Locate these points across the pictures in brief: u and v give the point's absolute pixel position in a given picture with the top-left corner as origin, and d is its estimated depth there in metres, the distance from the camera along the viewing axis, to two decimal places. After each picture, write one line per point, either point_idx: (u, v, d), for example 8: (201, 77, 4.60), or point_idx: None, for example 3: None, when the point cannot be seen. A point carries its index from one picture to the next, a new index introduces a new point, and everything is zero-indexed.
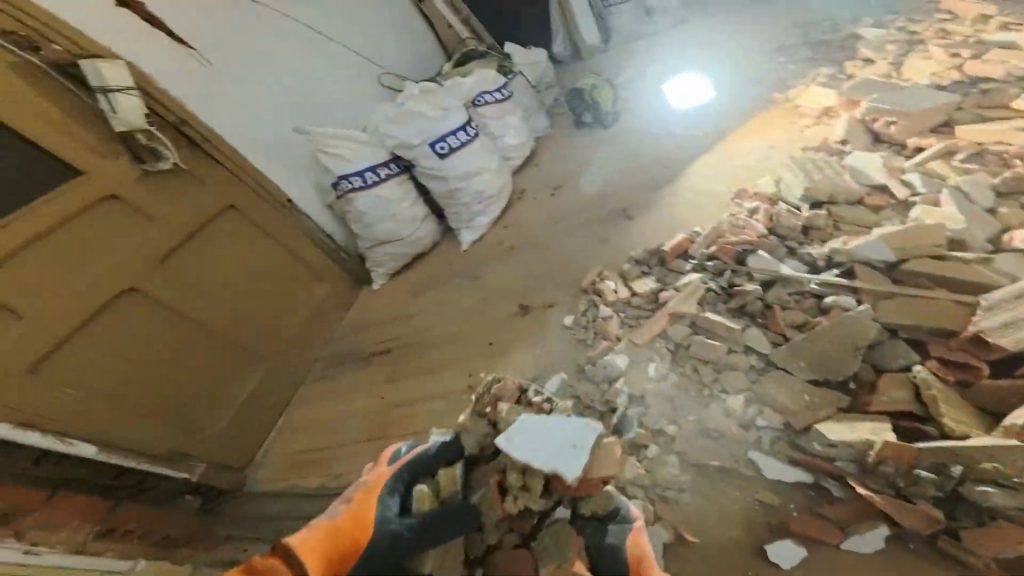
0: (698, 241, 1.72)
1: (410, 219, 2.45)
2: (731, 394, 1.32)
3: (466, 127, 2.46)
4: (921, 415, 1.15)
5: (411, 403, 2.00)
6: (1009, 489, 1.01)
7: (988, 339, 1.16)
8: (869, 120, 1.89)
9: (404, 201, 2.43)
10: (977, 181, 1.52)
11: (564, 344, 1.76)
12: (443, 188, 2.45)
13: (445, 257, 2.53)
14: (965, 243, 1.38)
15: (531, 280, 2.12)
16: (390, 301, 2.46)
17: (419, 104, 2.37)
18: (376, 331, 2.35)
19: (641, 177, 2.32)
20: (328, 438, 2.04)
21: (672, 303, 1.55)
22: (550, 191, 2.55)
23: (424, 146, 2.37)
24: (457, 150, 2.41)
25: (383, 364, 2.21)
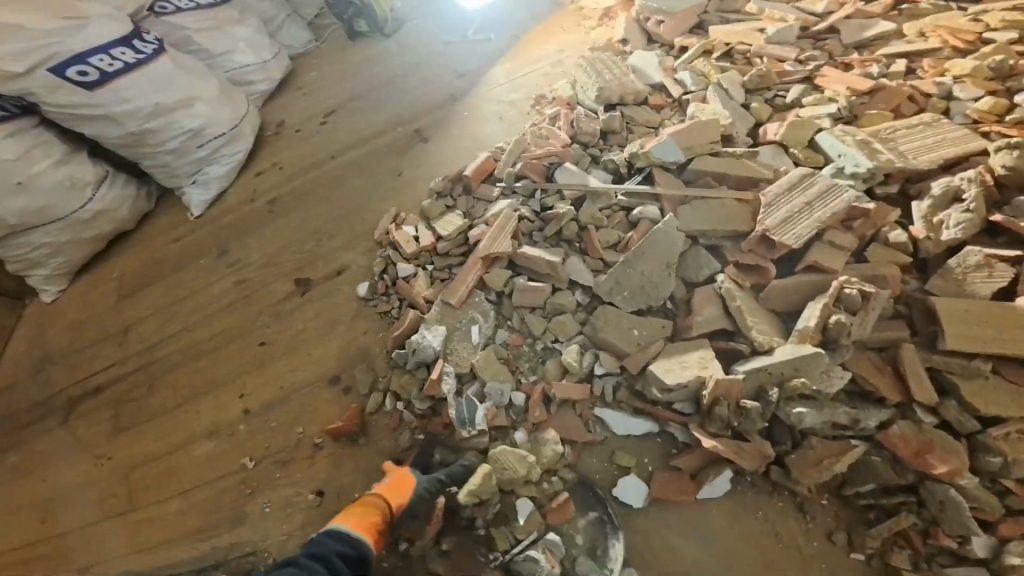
0: (501, 159, 1.42)
1: (70, 185, 1.47)
2: (566, 344, 1.12)
3: (132, 40, 1.46)
4: (733, 331, 1.06)
5: (154, 454, 1.33)
6: (810, 401, 0.94)
7: (774, 237, 1.09)
8: (643, 21, 1.81)
9: (38, 158, 1.42)
10: (732, 78, 1.52)
11: (366, 323, 1.33)
12: (121, 133, 1.50)
13: (166, 233, 1.66)
14: (732, 139, 1.40)
15: (307, 242, 1.52)
16: (85, 312, 1.57)
17: (8, 6, 1.29)
18: (73, 361, 1.50)
19: (437, 87, 1.86)
20: (33, 537, 1.28)
21: (483, 245, 1.24)
22: (322, 118, 1.86)
23: (42, 73, 1.35)
24: (120, 76, 1.44)
25: (94, 409, 1.42)
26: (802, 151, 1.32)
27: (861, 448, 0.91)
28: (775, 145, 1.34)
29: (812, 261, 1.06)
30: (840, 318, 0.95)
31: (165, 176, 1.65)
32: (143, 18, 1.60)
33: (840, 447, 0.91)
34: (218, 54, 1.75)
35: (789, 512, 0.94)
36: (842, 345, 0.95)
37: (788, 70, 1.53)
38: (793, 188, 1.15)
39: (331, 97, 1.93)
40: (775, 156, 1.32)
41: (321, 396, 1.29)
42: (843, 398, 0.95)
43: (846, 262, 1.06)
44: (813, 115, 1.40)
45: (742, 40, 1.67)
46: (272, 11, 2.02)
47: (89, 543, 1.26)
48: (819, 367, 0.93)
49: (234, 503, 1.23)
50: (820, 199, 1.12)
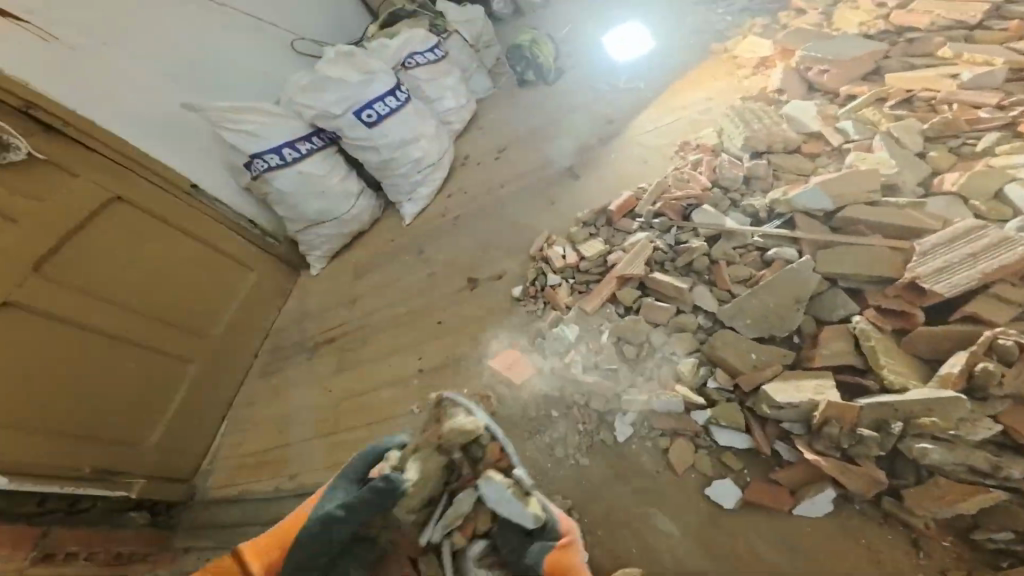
0: (643, 199, 1.67)
1: (345, 194, 2.23)
2: (681, 355, 1.29)
3: (395, 91, 2.19)
4: (862, 368, 1.09)
5: (360, 391, 1.89)
6: (945, 441, 0.95)
7: (925, 285, 1.09)
8: (804, 69, 1.85)
9: (333, 175, 2.19)
10: (908, 127, 1.49)
11: (515, 319, 1.69)
12: (378, 159, 2.22)
13: (388, 235, 2.35)
14: (897, 187, 1.37)
15: (480, 248, 2.00)
16: (332, 284, 2.29)
17: (338, 70, 2.09)
18: (321, 318, 2.19)
19: (594, 130, 2.22)
20: (273, 438, 1.91)
21: (620, 266, 1.50)
22: (494, 154, 2.40)
23: (348, 115, 2.11)
24: (386, 117, 2.16)
25: (331, 351, 2.07)
26: (986, 205, 1.25)
27: (1002, 496, 0.91)
28: (952, 196, 1.29)
29: (972, 311, 1.04)
30: (988, 365, 0.95)
31: (393, 193, 2.33)
32: (399, 71, 2.34)
33: (971, 489, 0.92)
34: (436, 100, 2.44)
35: (901, 552, 0.95)
36: (993, 395, 0.95)
37: (982, 117, 1.44)
38: (956, 240, 1.13)
39: (507, 139, 2.44)
40: (951, 208, 1.27)
41: (475, 366, 1.68)
42: (991, 447, 0.94)
43: (1013, 316, 1.03)
44: (1004, 164, 1.31)
45: (930, 87, 1.60)
46: (467, 61, 2.65)
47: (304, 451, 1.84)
48: (958, 412, 0.94)
49: (402, 435, 1.68)
50: (987, 251, 1.09)
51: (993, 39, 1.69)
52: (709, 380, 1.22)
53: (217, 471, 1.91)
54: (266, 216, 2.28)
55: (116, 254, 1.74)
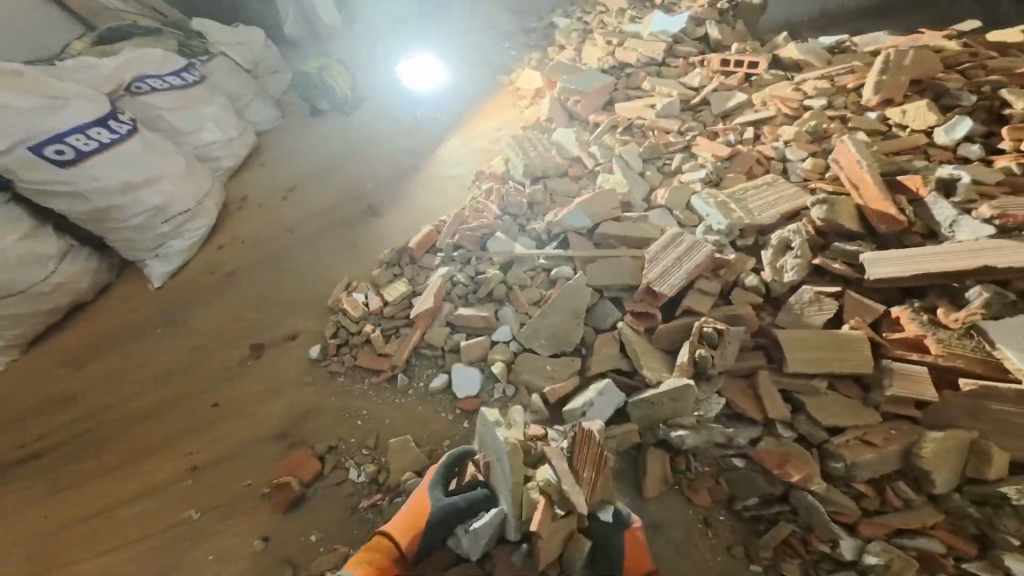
0: (442, 231, 1.62)
1: (35, 258, 1.58)
2: (500, 391, 1.29)
3: (107, 121, 1.64)
4: (630, 370, 1.26)
5: (94, 513, 1.34)
6: (694, 425, 1.14)
7: (655, 288, 1.33)
8: (565, 99, 2.16)
9: (7, 233, 1.53)
10: (632, 152, 1.85)
11: (315, 384, 1.45)
12: (89, 209, 1.63)
13: (127, 306, 1.75)
14: (631, 204, 1.69)
15: (267, 305, 1.65)
16: (36, 381, 1.61)
17: None
18: (13, 430, 1.51)
19: (394, 157, 2.14)
20: None
21: (418, 306, 1.42)
22: (281, 194, 2.02)
23: (21, 152, 1.51)
24: (92, 155, 1.59)
25: (38, 472, 1.43)
26: (684, 214, 1.61)
27: (743, 464, 1.12)
28: (663, 208, 1.64)
29: (687, 305, 1.31)
30: (702, 352, 1.19)
31: (129, 248, 1.76)
32: (119, 97, 1.80)
33: (721, 463, 1.14)
34: (189, 132, 1.93)
35: (691, 534, 1.12)
36: (711, 373, 1.20)
37: (670, 142, 1.88)
38: (667, 247, 1.42)
39: (299, 171, 2.12)
40: (663, 218, 1.60)
41: (269, 452, 1.38)
42: (722, 420, 1.17)
43: (712, 305, 1.32)
44: (688, 181, 1.72)
45: (639, 115, 2.04)
46: (242, 90, 2.24)
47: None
48: (691, 397, 1.14)
49: (168, 560, 1.24)
50: (687, 254, 1.39)
51: (673, 73, 2.21)
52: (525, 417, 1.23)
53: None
54: None
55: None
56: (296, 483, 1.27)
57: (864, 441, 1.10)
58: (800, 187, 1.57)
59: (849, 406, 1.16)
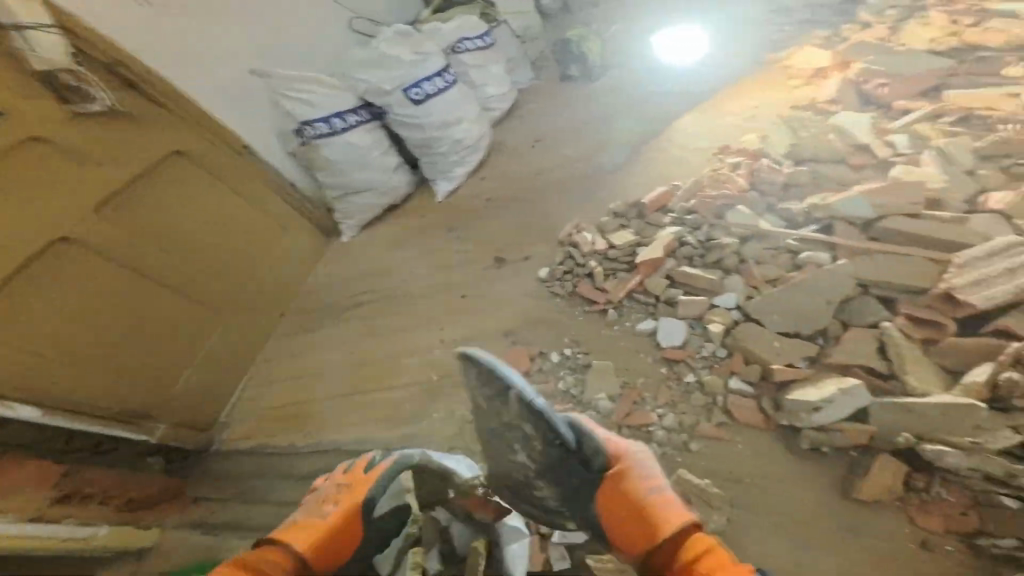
0: (677, 195, 1.65)
1: (384, 167, 2.31)
2: (713, 352, 1.34)
3: (443, 74, 2.25)
4: (887, 372, 1.16)
5: (383, 355, 2.00)
6: (961, 447, 1.04)
7: (959, 297, 1.17)
8: (863, 82, 1.84)
9: (376, 148, 2.26)
10: (962, 145, 1.49)
11: (540, 297, 1.75)
12: (419, 137, 2.27)
13: (420, 215, 2.38)
14: (942, 203, 1.36)
15: (512, 231, 2.03)
16: (360, 257, 2.34)
17: (394, 46, 2.17)
18: (346, 286, 2.27)
19: (636, 124, 2.17)
20: (298, 395, 2.00)
21: (644, 254, 1.54)
22: (532, 143, 2.37)
23: (398, 92, 2.17)
24: (434, 97, 2.22)
25: (355, 317, 2.16)
26: None
27: (1014, 505, 1.00)
28: (998, 214, 1.30)
29: (1004, 324, 1.12)
30: (1012, 376, 1.04)
31: (432, 170, 2.37)
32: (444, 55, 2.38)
33: (981, 496, 1.03)
34: (480, 86, 2.45)
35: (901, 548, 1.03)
36: (1014, 406, 1.04)
37: None
38: (994, 254, 1.20)
39: (551, 128, 2.40)
40: (991, 226, 1.28)
41: (497, 343, 1.78)
42: (1002, 458, 1.02)
43: None
44: None
45: (991, 105, 1.62)
46: (515, 53, 2.67)
47: (330, 406, 1.94)
48: (972, 419, 1.04)
49: (421, 400, 1.84)
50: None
51: None
52: (731, 382, 1.28)
53: (243, 422, 2.00)
54: (307, 182, 2.34)
55: (171, 209, 1.84)
56: (509, 371, 1.63)
57: None
58: None
59: None
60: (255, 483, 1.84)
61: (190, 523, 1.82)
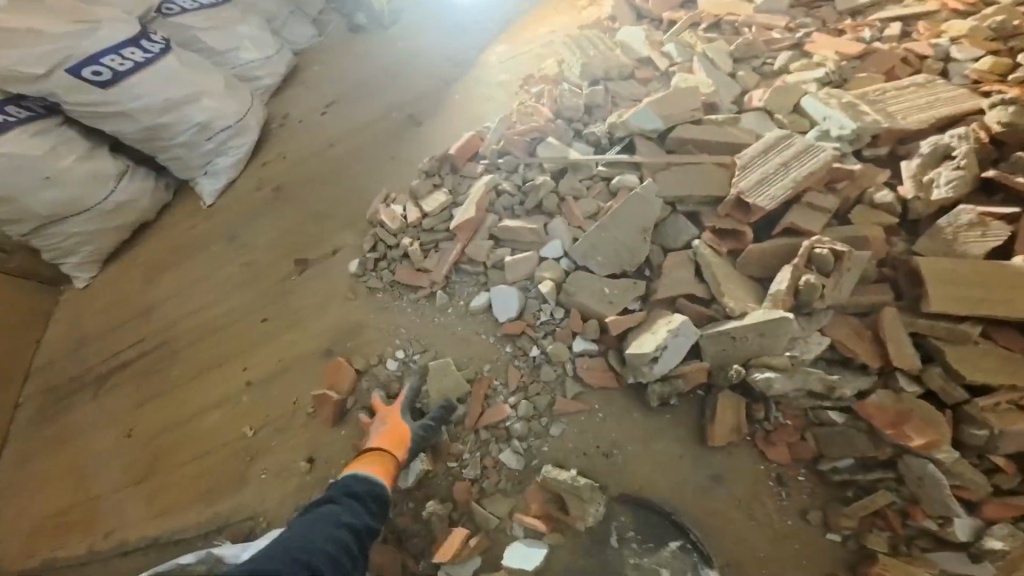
0: (487, 138, 1.42)
1: (93, 179, 1.51)
2: (553, 315, 1.16)
3: (140, 40, 1.46)
4: (706, 298, 1.07)
5: (178, 420, 1.42)
6: (782, 369, 0.99)
7: (749, 201, 1.09)
8: None
9: (63, 155, 1.45)
10: (719, 49, 1.46)
11: (356, 298, 1.39)
12: (136, 129, 1.51)
13: (183, 221, 1.69)
14: (716, 106, 1.34)
15: (309, 220, 1.58)
16: (110, 297, 1.63)
17: (18, 9, 1.30)
18: (101, 342, 1.57)
19: (428, 70, 1.84)
20: (65, 505, 1.38)
21: (457, 218, 1.28)
22: (321, 109, 1.82)
23: (60, 74, 1.36)
24: (132, 75, 1.45)
25: (125, 382, 1.50)
26: (789, 118, 1.27)
27: (840, 420, 0.99)
28: (761, 111, 1.29)
29: (789, 223, 1.08)
30: (809, 279, 0.99)
31: (179, 167, 1.65)
32: (151, 19, 1.56)
33: (811, 413, 1.00)
34: (225, 51, 1.69)
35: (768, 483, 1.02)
36: (816, 309, 1.01)
37: (774, 37, 1.48)
38: (768, 151, 1.16)
39: (330, 85, 1.88)
40: (759, 123, 1.27)
41: (317, 366, 1.38)
42: (822, 363, 1.01)
43: (824, 224, 1.09)
44: (800, 81, 1.36)
45: (730, 10, 1.60)
46: (276, 8, 1.90)
47: (119, 502, 1.37)
48: (785, 334, 0.98)
49: (235, 469, 1.33)
50: (797, 160, 1.12)
51: None
52: (575, 345, 1.12)
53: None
54: None
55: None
56: (336, 398, 1.28)
57: (1018, 407, 0.94)
58: (969, 91, 1.29)
59: (1012, 362, 0.97)
60: None
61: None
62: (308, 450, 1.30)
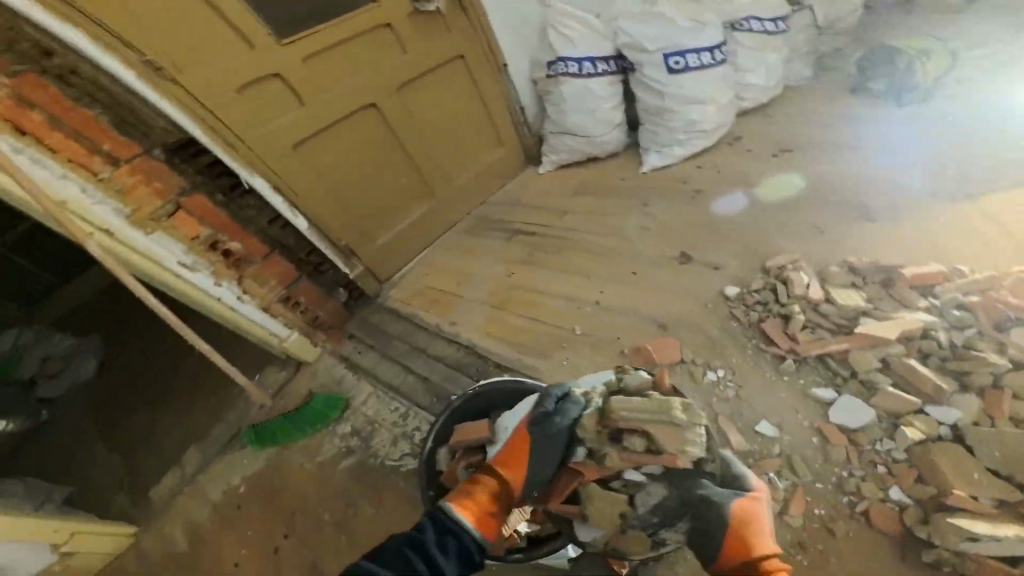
0: (949, 282, 1.50)
1: (607, 123, 2.50)
2: (888, 451, 1.35)
3: (713, 50, 2.22)
4: None
5: (529, 286, 2.19)
6: None
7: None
8: None
9: (609, 102, 2.47)
10: None
11: (708, 308, 1.75)
12: (654, 103, 2.32)
13: (626, 173, 2.50)
14: None
15: (707, 230, 2.00)
16: (548, 199, 2.61)
17: (675, 11, 2.21)
18: (530, 213, 2.58)
19: (903, 170, 1.86)
20: (453, 286, 2.39)
21: (864, 325, 1.48)
22: (774, 151, 2.16)
23: (658, 55, 2.24)
24: (689, 70, 2.23)
25: (523, 242, 2.43)
26: None
27: None
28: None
29: None
30: None
31: (652, 141, 2.41)
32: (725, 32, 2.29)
33: None
34: (744, 71, 2.30)
35: None
36: None
37: None
38: None
39: (802, 135, 2.17)
40: None
41: (646, 327, 1.81)
42: None
43: None
44: None
45: None
46: (801, 45, 2.40)
47: (476, 307, 2.24)
48: None
49: (553, 340, 1.95)
50: None
51: None
52: (891, 492, 1.30)
53: (399, 286, 2.52)
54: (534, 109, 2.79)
55: (432, 106, 2.41)
56: (655, 356, 1.69)
57: None
58: None
59: None
60: (395, 345, 2.29)
61: (337, 356, 2.38)
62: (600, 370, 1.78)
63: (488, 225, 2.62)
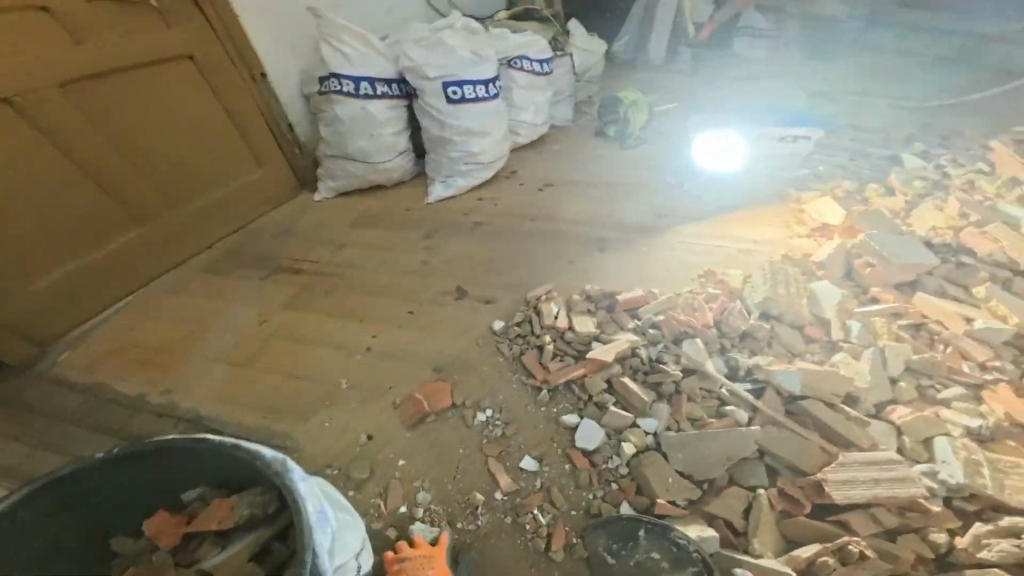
0: (649, 302, 1.77)
1: (388, 146, 2.32)
2: (616, 468, 1.41)
3: (489, 84, 2.31)
4: (739, 529, 1.28)
5: (290, 333, 1.82)
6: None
7: (825, 487, 1.28)
8: (854, 253, 1.86)
9: (388, 125, 2.29)
10: (907, 354, 1.55)
11: (479, 345, 1.72)
12: (437, 133, 2.30)
13: (409, 200, 2.39)
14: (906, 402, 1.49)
15: (486, 265, 2.01)
16: (319, 223, 2.30)
17: (456, 40, 2.23)
18: (299, 243, 2.20)
19: (630, 205, 2.24)
20: (183, 337, 1.84)
21: (596, 351, 1.61)
22: (540, 186, 2.39)
23: (437, 83, 2.23)
24: (469, 101, 2.26)
25: (286, 277, 2.04)
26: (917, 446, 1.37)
27: None
28: (892, 424, 1.41)
29: (846, 517, 1.25)
30: (828, 560, 1.18)
31: (437, 170, 2.38)
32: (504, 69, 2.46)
33: None
34: (519, 108, 2.50)
35: None
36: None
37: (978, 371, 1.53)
38: (876, 465, 1.31)
39: (565, 174, 2.45)
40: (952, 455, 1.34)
41: (420, 372, 1.67)
42: None
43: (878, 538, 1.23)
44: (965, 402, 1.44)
45: (944, 319, 1.66)
46: (564, 90, 2.74)
47: (211, 370, 1.73)
48: None
49: (306, 400, 1.62)
50: (896, 483, 1.27)
51: None
52: (622, 508, 1.34)
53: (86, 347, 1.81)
54: (305, 128, 2.43)
55: (143, 117, 1.89)
56: (426, 403, 1.56)
57: None
58: None
59: None
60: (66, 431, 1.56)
61: None
62: (368, 426, 1.55)
63: (246, 258, 2.15)
